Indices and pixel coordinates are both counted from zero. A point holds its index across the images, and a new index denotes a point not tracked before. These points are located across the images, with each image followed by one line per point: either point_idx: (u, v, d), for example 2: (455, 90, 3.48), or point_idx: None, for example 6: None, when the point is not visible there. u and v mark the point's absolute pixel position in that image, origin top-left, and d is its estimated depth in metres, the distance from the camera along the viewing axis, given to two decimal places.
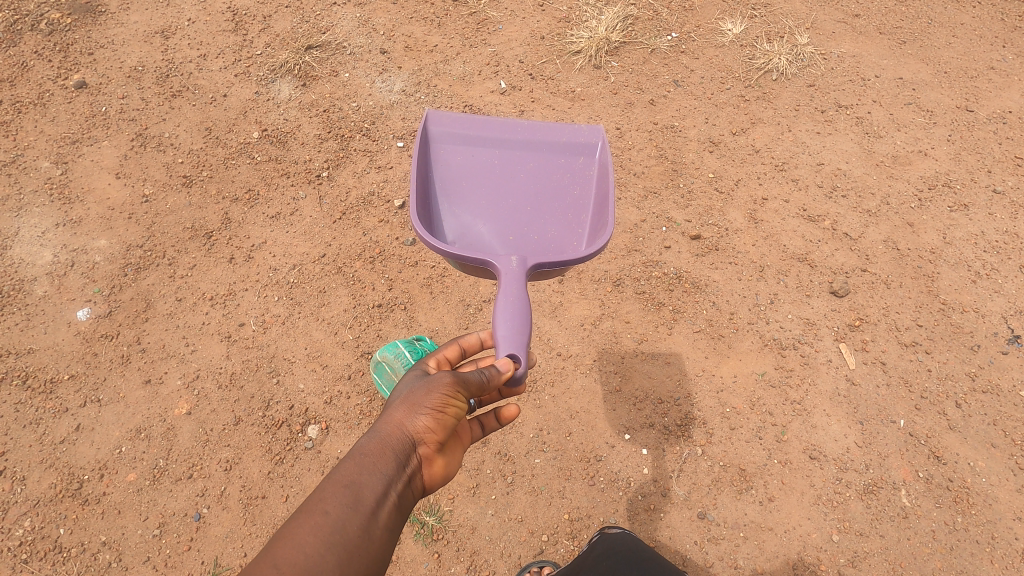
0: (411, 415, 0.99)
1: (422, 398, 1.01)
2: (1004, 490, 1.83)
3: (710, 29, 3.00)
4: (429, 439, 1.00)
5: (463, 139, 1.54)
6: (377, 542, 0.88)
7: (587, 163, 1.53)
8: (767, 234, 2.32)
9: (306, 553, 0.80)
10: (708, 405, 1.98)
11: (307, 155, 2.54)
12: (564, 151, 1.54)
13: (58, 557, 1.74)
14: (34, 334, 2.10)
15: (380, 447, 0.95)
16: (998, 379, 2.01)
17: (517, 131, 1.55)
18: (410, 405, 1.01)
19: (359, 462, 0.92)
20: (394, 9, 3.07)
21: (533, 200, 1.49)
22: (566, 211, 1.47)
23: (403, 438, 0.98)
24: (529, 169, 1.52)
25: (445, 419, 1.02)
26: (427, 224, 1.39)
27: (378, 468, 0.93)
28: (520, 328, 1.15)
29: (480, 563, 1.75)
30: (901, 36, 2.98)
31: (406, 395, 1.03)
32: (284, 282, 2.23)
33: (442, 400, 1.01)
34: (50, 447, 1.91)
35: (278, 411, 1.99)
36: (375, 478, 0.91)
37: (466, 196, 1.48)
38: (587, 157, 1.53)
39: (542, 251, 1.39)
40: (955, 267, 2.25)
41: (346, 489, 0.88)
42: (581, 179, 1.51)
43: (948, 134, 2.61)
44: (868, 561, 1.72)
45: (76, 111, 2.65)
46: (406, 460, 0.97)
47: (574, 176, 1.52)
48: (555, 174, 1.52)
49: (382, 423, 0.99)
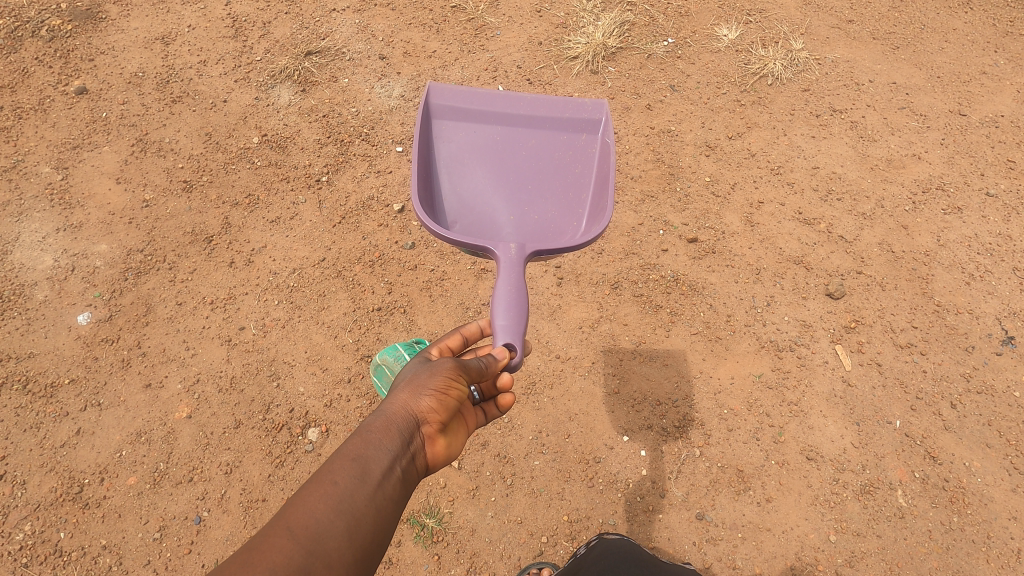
0: (415, 396, 1.02)
1: (425, 380, 1.04)
2: (999, 489, 1.84)
3: (706, 35, 3.03)
4: (432, 419, 1.02)
5: (468, 115, 1.56)
6: (383, 512, 0.87)
7: (590, 140, 1.54)
8: (763, 237, 2.34)
9: (317, 518, 0.80)
10: (705, 406, 1.99)
11: (306, 160, 2.56)
12: (568, 128, 1.55)
13: (59, 562, 1.74)
14: (34, 338, 2.11)
15: (386, 424, 0.97)
16: (992, 380, 2.03)
17: (520, 106, 1.58)
18: (414, 387, 1.03)
19: (365, 438, 0.93)
20: (393, 15, 3.09)
21: (534, 180, 1.50)
22: (566, 190, 1.49)
23: (407, 417, 0.99)
24: (532, 145, 1.55)
25: (447, 401, 1.04)
26: (429, 202, 1.41)
27: (384, 444, 0.94)
28: (518, 318, 1.17)
29: (480, 565, 1.76)
30: (895, 41, 3.02)
31: (410, 380, 1.06)
32: (284, 286, 2.24)
33: (445, 382, 1.04)
34: (51, 451, 1.92)
35: (278, 414, 2.00)
36: (381, 453, 0.92)
37: (468, 173, 1.50)
38: (590, 134, 1.54)
39: (542, 231, 1.41)
40: (948, 269, 2.27)
41: (354, 462, 0.89)
42: (583, 157, 1.53)
43: (941, 138, 2.64)
44: (865, 561, 1.74)
45: (77, 117, 2.67)
46: (410, 438, 0.98)
47: (575, 154, 1.53)
48: (557, 152, 1.54)
49: (386, 404, 1.01)
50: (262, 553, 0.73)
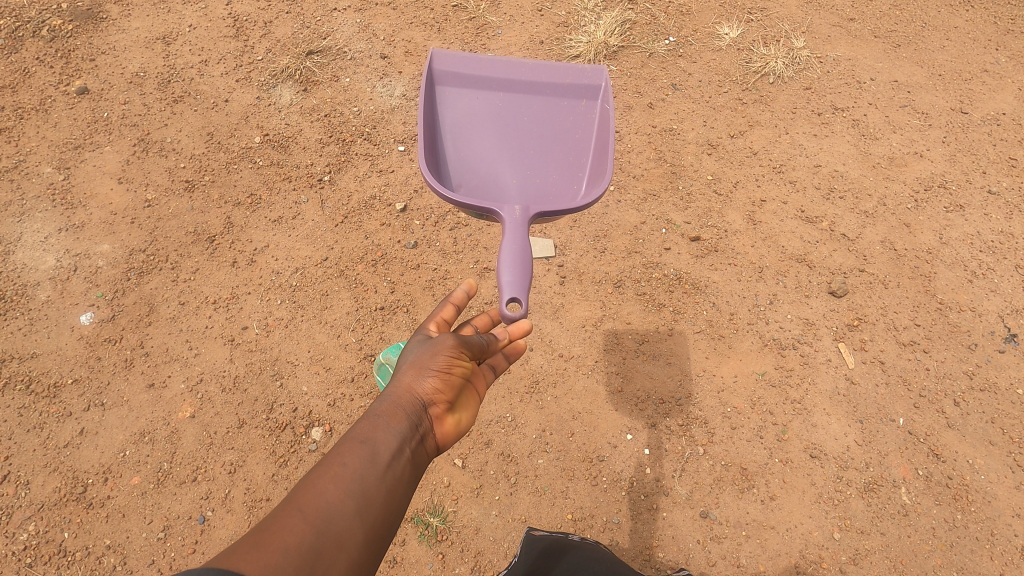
0: (420, 377, 1.02)
1: (429, 360, 1.04)
2: (1002, 487, 1.85)
3: (707, 33, 3.03)
4: (438, 399, 1.02)
5: (472, 82, 1.55)
6: (394, 493, 0.87)
7: (590, 107, 1.54)
8: (765, 236, 2.34)
9: (328, 499, 0.80)
10: (709, 404, 1.99)
11: (308, 160, 2.56)
12: (568, 95, 1.55)
13: (63, 561, 1.74)
14: (37, 338, 2.11)
15: (393, 408, 0.97)
16: (996, 377, 2.03)
17: (521, 72, 1.57)
18: (418, 367, 1.03)
19: (372, 421, 0.93)
20: (394, 14, 3.09)
21: (535, 146, 1.50)
22: (566, 155, 1.49)
23: (413, 399, 0.99)
24: (534, 111, 1.55)
25: (452, 379, 1.05)
26: (433, 169, 1.41)
27: (391, 426, 0.94)
28: (523, 273, 1.16)
29: (485, 564, 1.76)
30: (896, 40, 3.02)
31: (413, 361, 1.06)
32: (286, 286, 2.24)
33: (448, 360, 1.05)
34: (54, 451, 1.92)
35: (282, 413, 2.00)
36: (390, 435, 0.92)
37: (470, 140, 1.50)
38: (590, 100, 1.54)
39: (544, 194, 1.41)
40: (951, 267, 2.27)
41: (362, 445, 0.88)
42: (584, 124, 1.53)
43: (943, 136, 2.64)
44: (870, 559, 1.74)
45: (78, 117, 2.66)
46: (418, 419, 0.98)
47: (576, 121, 1.53)
48: (558, 119, 1.54)
49: (391, 388, 1.01)
50: (273, 535, 0.73)
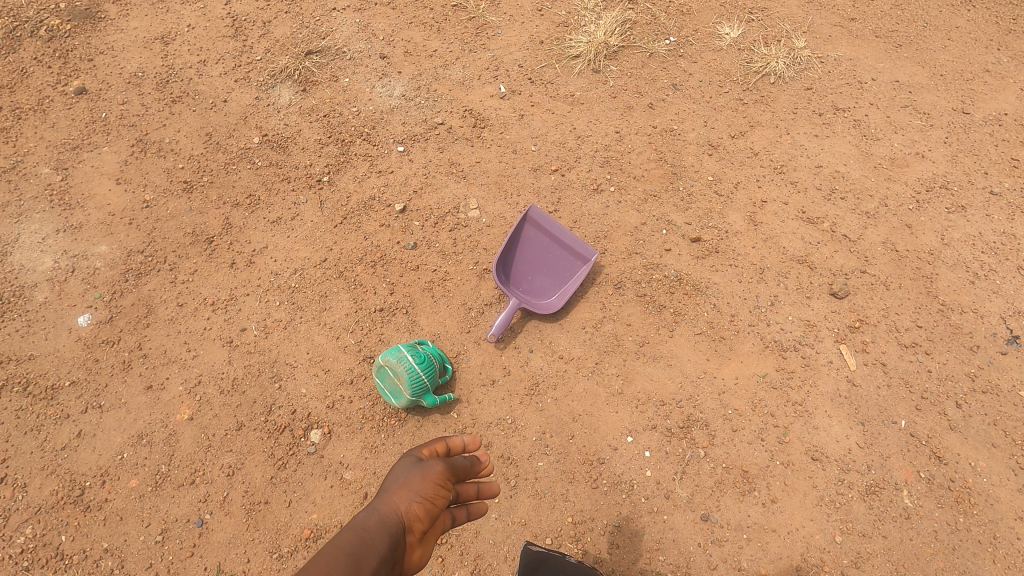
0: (407, 499, 0.91)
1: (419, 481, 0.93)
2: (1005, 490, 1.84)
3: (708, 33, 3.02)
4: (416, 528, 0.91)
5: (543, 217, 2.20)
6: None
7: (580, 265, 2.20)
8: (766, 236, 2.33)
9: None
10: (709, 406, 1.98)
11: (307, 160, 2.55)
12: (574, 254, 2.20)
13: (60, 565, 1.73)
14: (35, 340, 2.10)
15: (379, 525, 0.87)
16: (998, 379, 2.02)
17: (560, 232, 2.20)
18: (405, 487, 0.93)
19: (355, 537, 0.82)
20: (394, 14, 3.08)
21: (541, 268, 2.22)
22: (552, 276, 2.21)
23: (395, 521, 0.88)
24: (559, 251, 2.22)
25: (436, 508, 0.93)
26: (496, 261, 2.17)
27: (373, 545, 0.83)
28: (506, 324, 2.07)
29: (484, 567, 1.75)
30: (897, 40, 3.01)
31: (399, 479, 0.95)
32: (285, 287, 2.23)
33: (438, 488, 0.94)
34: (52, 453, 1.91)
35: (280, 416, 1.98)
36: (371, 558, 0.81)
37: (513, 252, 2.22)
38: (582, 261, 2.19)
39: (529, 291, 2.20)
40: (953, 268, 2.26)
41: (344, 563, 0.77)
42: (569, 271, 2.20)
43: (945, 136, 2.63)
44: (871, 562, 1.74)
45: (76, 117, 2.65)
46: (397, 547, 0.86)
47: (569, 268, 2.20)
48: (562, 261, 2.21)
49: (375, 503, 0.90)
50: None
